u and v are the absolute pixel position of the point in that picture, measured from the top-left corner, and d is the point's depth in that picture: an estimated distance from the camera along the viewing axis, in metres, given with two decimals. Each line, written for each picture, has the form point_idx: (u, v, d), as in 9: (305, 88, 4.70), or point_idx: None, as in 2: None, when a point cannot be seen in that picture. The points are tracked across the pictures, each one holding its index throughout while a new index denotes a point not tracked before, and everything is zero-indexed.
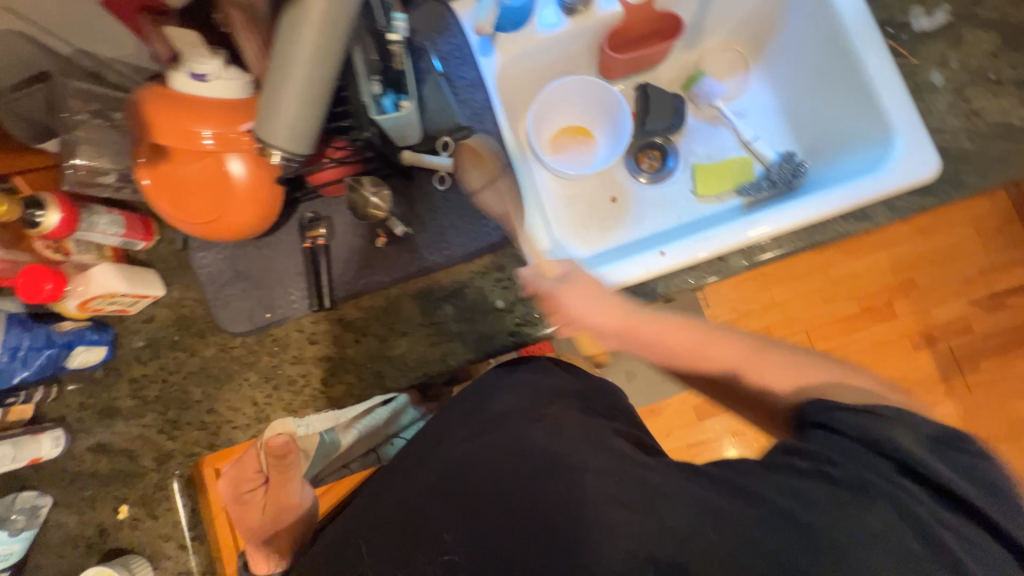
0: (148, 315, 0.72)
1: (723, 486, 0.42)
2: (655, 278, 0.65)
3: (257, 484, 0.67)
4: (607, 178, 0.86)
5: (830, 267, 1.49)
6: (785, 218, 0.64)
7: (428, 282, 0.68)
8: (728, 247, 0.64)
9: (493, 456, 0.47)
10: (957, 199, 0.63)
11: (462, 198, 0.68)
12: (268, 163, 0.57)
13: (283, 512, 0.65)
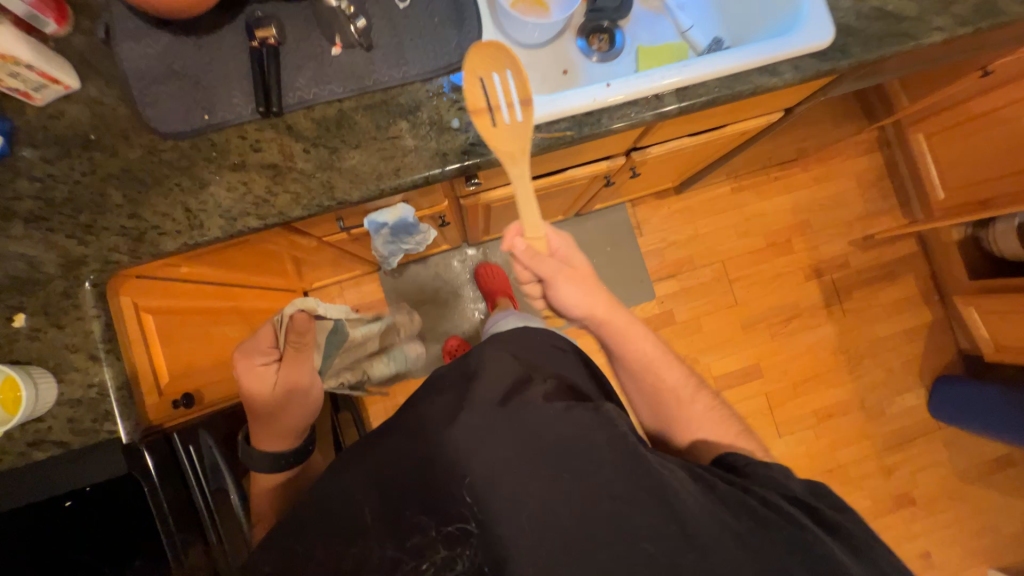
0: (57, 111, 0.65)
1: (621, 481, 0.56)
2: (600, 108, 0.71)
3: (269, 360, 0.71)
4: (559, 51, 0.91)
5: (745, 206, 1.73)
6: (713, 65, 0.73)
7: (385, 98, 0.68)
8: (664, 87, 0.72)
9: (487, 445, 0.58)
10: (844, 68, 0.76)
11: (422, 16, 0.68)
12: None
13: (296, 390, 0.72)
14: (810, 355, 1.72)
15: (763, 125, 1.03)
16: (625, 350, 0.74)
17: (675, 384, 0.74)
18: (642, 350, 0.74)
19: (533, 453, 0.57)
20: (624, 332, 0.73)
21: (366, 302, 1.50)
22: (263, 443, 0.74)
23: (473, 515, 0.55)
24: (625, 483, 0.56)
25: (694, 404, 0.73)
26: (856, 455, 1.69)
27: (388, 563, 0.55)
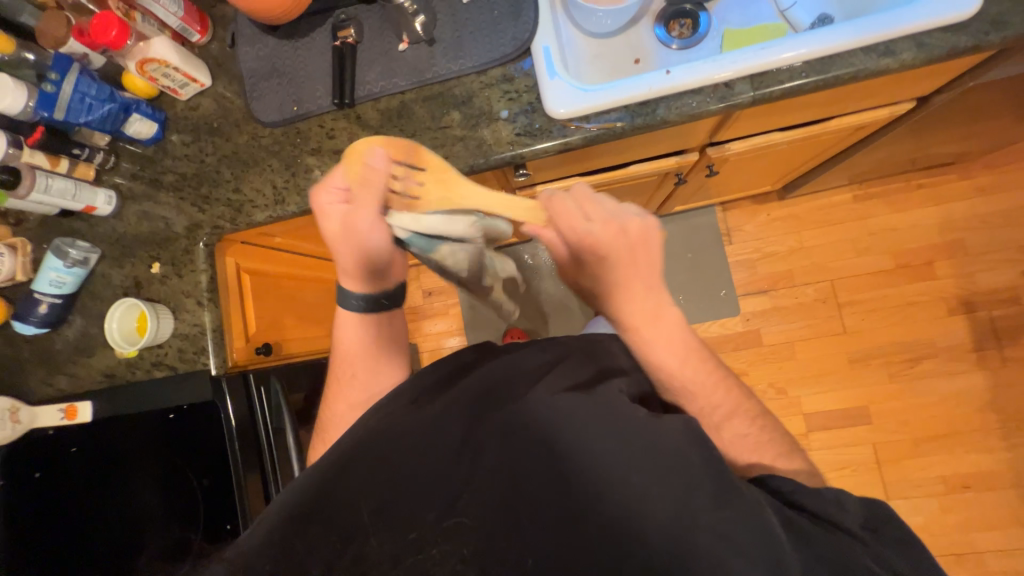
0: (194, 104, 0.81)
1: (722, 518, 0.47)
2: (659, 98, 0.66)
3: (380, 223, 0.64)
4: (634, 38, 0.85)
5: (869, 218, 1.45)
6: (803, 46, 0.63)
7: (441, 90, 0.72)
8: (735, 73, 0.65)
9: (553, 449, 0.52)
10: (991, 43, 0.61)
11: (482, 10, 0.71)
12: None
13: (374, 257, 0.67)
14: (945, 407, 1.38)
15: (885, 117, 0.86)
16: (660, 351, 0.67)
17: (704, 406, 0.66)
18: (668, 360, 0.66)
19: (554, 476, 0.51)
20: (649, 336, 0.67)
21: (436, 286, 1.60)
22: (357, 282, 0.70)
23: (530, 530, 0.50)
24: (687, 530, 0.47)
25: (721, 431, 0.65)
26: (1001, 544, 1.33)
27: (388, 560, 0.51)
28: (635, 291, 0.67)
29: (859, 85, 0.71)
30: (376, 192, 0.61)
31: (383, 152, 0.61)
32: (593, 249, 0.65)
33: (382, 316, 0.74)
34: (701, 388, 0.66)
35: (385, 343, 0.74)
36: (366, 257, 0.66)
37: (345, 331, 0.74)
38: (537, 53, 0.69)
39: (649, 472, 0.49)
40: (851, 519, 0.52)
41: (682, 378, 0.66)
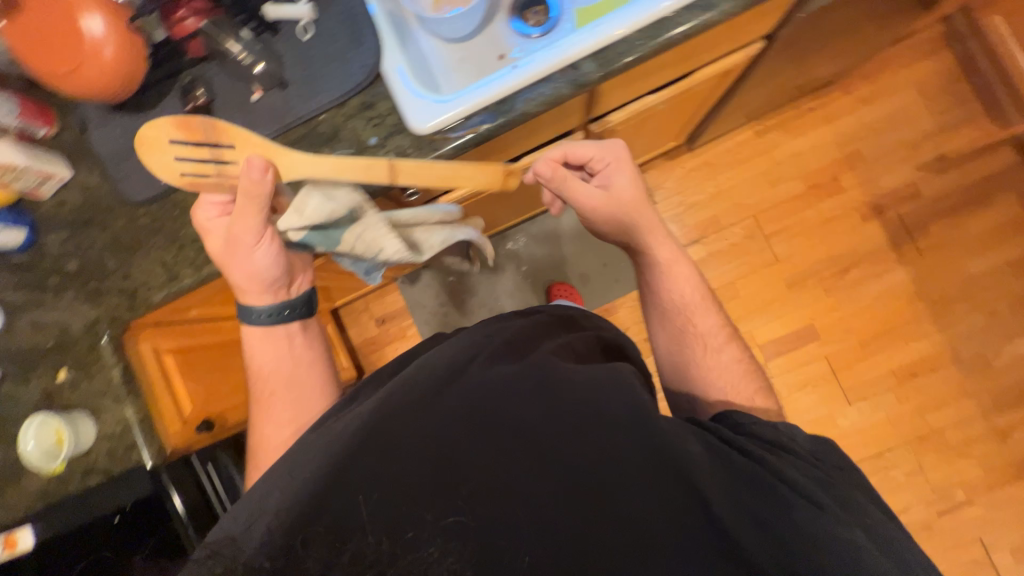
0: (60, 199, 0.77)
1: (665, 460, 0.50)
2: (514, 93, 0.68)
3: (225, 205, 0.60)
4: (492, 36, 0.86)
5: (774, 149, 1.52)
6: (632, 17, 0.66)
7: (306, 131, 0.71)
8: (578, 55, 0.67)
9: (516, 421, 0.52)
10: None
11: (326, 43, 0.71)
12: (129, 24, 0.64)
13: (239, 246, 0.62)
14: (880, 307, 1.47)
15: (744, 60, 0.91)
16: (670, 284, 0.76)
17: (708, 331, 0.74)
18: (681, 288, 0.75)
19: (531, 431, 0.51)
20: (671, 266, 0.76)
21: (386, 313, 1.58)
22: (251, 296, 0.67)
23: (513, 502, 0.49)
24: (641, 463, 0.50)
25: (723, 353, 0.73)
26: (956, 417, 1.43)
27: (382, 559, 0.47)
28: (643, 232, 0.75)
29: (699, 39, 0.75)
30: (258, 203, 0.58)
31: (172, 141, 0.53)
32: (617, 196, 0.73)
33: (291, 330, 0.72)
34: (703, 322, 0.75)
35: (300, 359, 0.71)
36: (253, 267, 0.63)
37: (257, 351, 0.70)
38: (390, 77, 0.70)
39: (597, 425, 0.51)
40: (770, 434, 0.58)
41: (689, 309, 0.75)
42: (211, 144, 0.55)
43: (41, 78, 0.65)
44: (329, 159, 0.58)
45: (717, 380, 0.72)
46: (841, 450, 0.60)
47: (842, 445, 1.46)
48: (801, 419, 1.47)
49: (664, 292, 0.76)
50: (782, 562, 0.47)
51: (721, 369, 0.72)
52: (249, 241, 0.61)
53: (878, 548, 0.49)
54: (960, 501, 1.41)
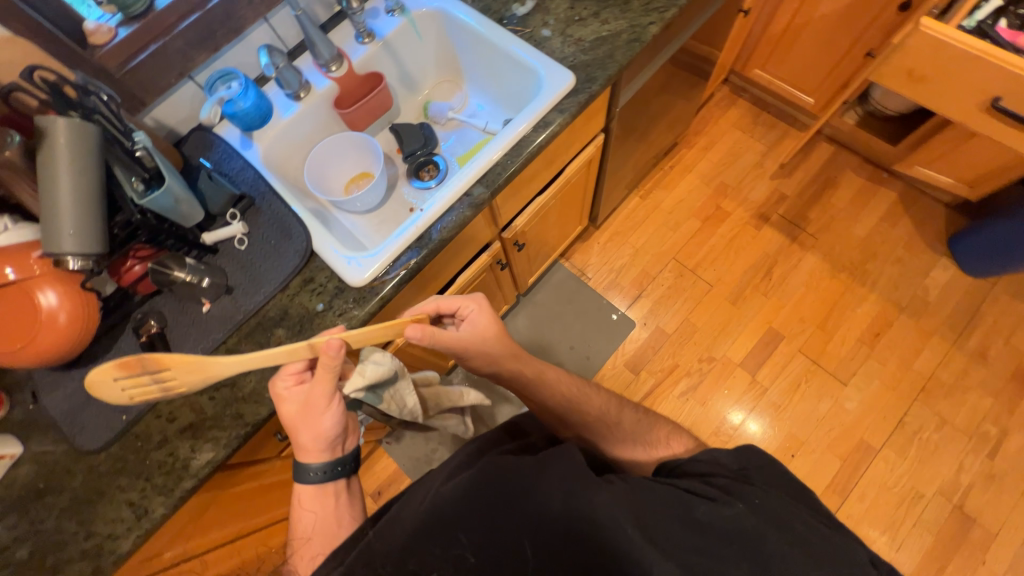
0: (9, 481, 0.73)
1: (619, 508, 0.50)
2: (426, 228, 0.81)
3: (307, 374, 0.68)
4: (398, 197, 1.05)
5: (661, 204, 1.78)
6: (495, 147, 0.84)
7: (258, 320, 0.78)
8: (466, 184, 0.83)
9: (482, 517, 0.52)
10: (599, 88, 0.87)
11: (261, 245, 0.82)
12: (85, 288, 0.71)
13: (309, 411, 0.66)
14: (814, 289, 1.62)
15: (595, 150, 1.13)
16: (550, 389, 0.79)
17: (603, 409, 0.78)
18: (560, 390, 0.79)
19: (497, 486, 0.53)
20: (539, 372, 0.80)
21: (381, 482, 1.48)
22: (312, 457, 0.67)
23: None
24: (591, 488, 0.52)
25: (623, 422, 0.78)
26: (936, 358, 1.50)
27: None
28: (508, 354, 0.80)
29: (552, 146, 0.94)
30: (334, 375, 0.64)
31: (117, 378, 0.53)
32: (478, 339, 0.78)
33: (338, 487, 0.69)
34: (594, 407, 0.78)
35: (343, 519, 0.66)
36: (320, 430, 0.66)
37: (304, 508, 0.66)
38: (321, 251, 0.80)
39: (554, 494, 0.52)
40: (704, 467, 0.62)
41: (578, 400, 0.78)
42: (158, 376, 0.55)
43: (11, 363, 0.69)
44: (253, 355, 0.58)
45: (635, 450, 0.74)
46: (757, 450, 0.63)
47: (865, 426, 1.46)
48: (815, 418, 1.48)
49: (553, 401, 0.78)
50: (711, 551, 0.49)
51: (633, 438, 0.75)
52: (322, 406, 0.66)
53: (776, 530, 0.51)
54: (997, 435, 1.41)
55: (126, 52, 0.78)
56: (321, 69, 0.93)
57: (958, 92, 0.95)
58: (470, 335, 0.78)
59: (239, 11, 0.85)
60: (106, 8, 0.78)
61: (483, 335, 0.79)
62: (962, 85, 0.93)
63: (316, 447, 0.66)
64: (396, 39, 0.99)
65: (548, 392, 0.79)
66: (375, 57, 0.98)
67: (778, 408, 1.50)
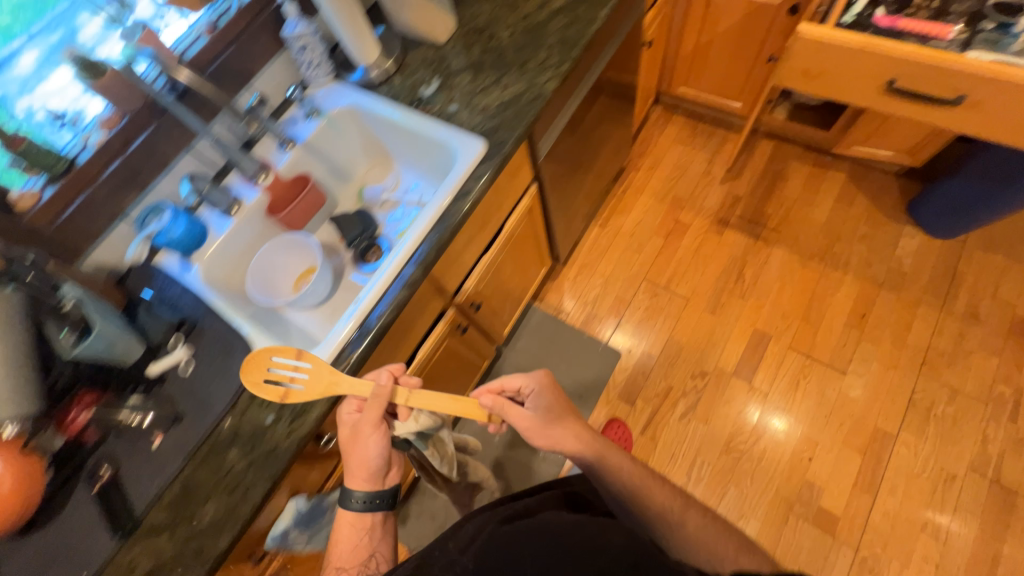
0: None
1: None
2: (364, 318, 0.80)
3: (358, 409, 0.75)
4: (349, 284, 1.06)
5: (622, 228, 1.80)
6: (421, 225, 0.86)
7: (210, 444, 0.76)
8: (397, 266, 0.84)
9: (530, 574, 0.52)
10: (510, 148, 0.90)
11: (206, 366, 0.81)
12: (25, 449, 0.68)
13: (358, 438, 0.73)
14: (790, 282, 1.60)
15: (532, 199, 1.16)
16: (613, 478, 0.78)
17: (666, 505, 0.77)
18: (622, 480, 0.78)
19: (536, 539, 0.56)
20: (604, 459, 0.79)
21: None
22: (356, 482, 0.75)
23: None
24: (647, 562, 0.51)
25: (685, 524, 0.75)
26: (929, 328, 1.46)
27: None
28: (578, 442, 0.79)
29: (482, 209, 0.97)
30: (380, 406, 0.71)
31: (273, 357, 0.70)
32: (540, 422, 0.79)
33: (374, 519, 0.76)
34: (659, 503, 0.77)
35: (372, 555, 0.74)
36: (363, 464, 0.73)
37: (342, 533, 0.75)
38: None
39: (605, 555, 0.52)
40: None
41: (641, 494, 0.77)
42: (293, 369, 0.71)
43: None
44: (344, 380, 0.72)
45: (699, 554, 0.71)
46: None
47: (876, 414, 1.39)
48: (823, 415, 1.42)
49: (617, 489, 0.77)
50: None
51: (697, 541, 0.73)
52: (368, 433, 0.72)
53: None
54: (1013, 396, 1.35)
55: (55, 208, 0.81)
56: (249, 183, 0.97)
57: (857, 81, 0.97)
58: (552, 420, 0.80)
59: (162, 147, 0.90)
60: (31, 173, 0.80)
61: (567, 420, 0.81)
62: (855, 75, 0.96)
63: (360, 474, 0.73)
64: (319, 140, 1.04)
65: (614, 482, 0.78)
66: (301, 160, 1.02)
67: (782, 411, 1.44)
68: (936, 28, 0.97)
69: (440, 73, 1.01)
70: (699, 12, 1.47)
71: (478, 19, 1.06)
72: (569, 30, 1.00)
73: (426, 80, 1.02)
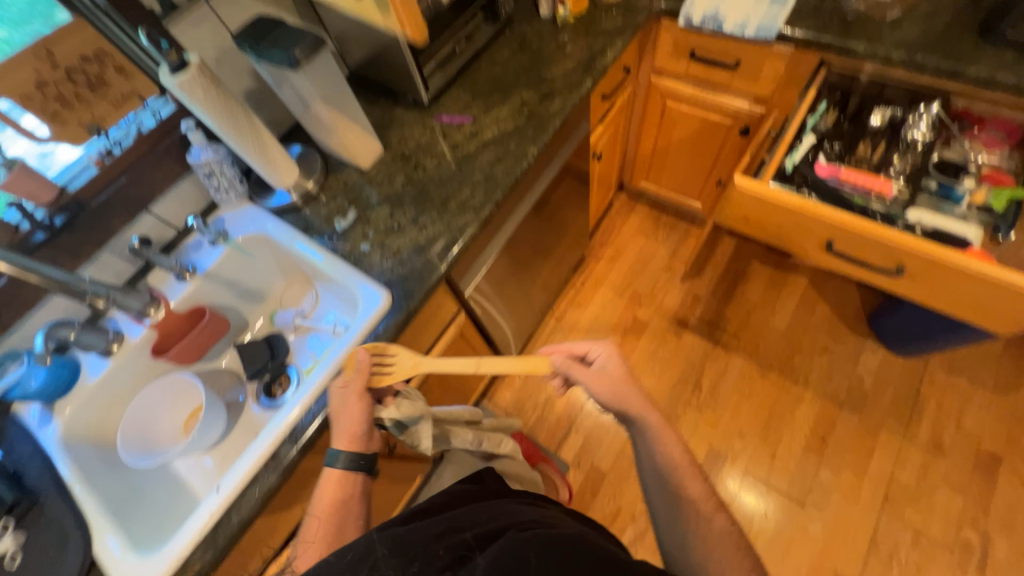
0: None
1: None
2: (224, 512, 0.69)
3: (344, 385, 0.73)
4: (247, 422, 0.94)
5: (578, 322, 1.73)
6: (308, 391, 0.76)
7: None
8: (271, 445, 0.72)
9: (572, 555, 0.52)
10: (417, 302, 0.82)
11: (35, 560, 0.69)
12: None
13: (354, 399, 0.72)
14: (748, 395, 1.52)
15: (459, 327, 1.07)
16: (659, 453, 0.73)
17: (699, 500, 0.71)
18: (664, 458, 0.73)
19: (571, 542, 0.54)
20: (656, 430, 0.74)
21: None
22: (348, 446, 0.71)
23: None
24: None
25: (711, 521, 0.69)
26: (891, 456, 1.38)
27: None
28: (637, 403, 0.75)
29: None
30: (361, 383, 0.73)
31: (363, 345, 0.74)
32: (608, 381, 0.77)
33: (359, 478, 0.73)
34: (697, 490, 0.71)
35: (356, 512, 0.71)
36: (354, 425, 0.71)
37: (325, 492, 0.71)
38: (103, 560, 0.68)
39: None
40: None
41: (680, 480, 0.71)
42: (359, 368, 0.73)
43: None
44: (416, 361, 0.75)
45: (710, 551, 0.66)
46: None
47: (835, 555, 1.29)
48: (780, 553, 1.31)
49: (656, 462, 0.73)
50: None
51: (714, 537, 0.67)
52: (357, 401, 0.72)
53: None
54: (980, 543, 1.26)
55: None
56: (134, 319, 0.87)
57: (796, 234, 0.92)
58: (616, 373, 0.77)
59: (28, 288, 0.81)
60: None
61: (633, 385, 0.76)
62: (791, 230, 0.92)
63: (349, 437, 0.71)
64: (222, 267, 0.95)
65: (661, 452, 0.73)
66: (200, 289, 0.94)
67: None
68: (877, 184, 0.93)
69: (359, 204, 0.95)
70: (654, 121, 1.44)
71: (407, 144, 1.01)
72: (497, 166, 0.94)
73: (343, 210, 0.95)
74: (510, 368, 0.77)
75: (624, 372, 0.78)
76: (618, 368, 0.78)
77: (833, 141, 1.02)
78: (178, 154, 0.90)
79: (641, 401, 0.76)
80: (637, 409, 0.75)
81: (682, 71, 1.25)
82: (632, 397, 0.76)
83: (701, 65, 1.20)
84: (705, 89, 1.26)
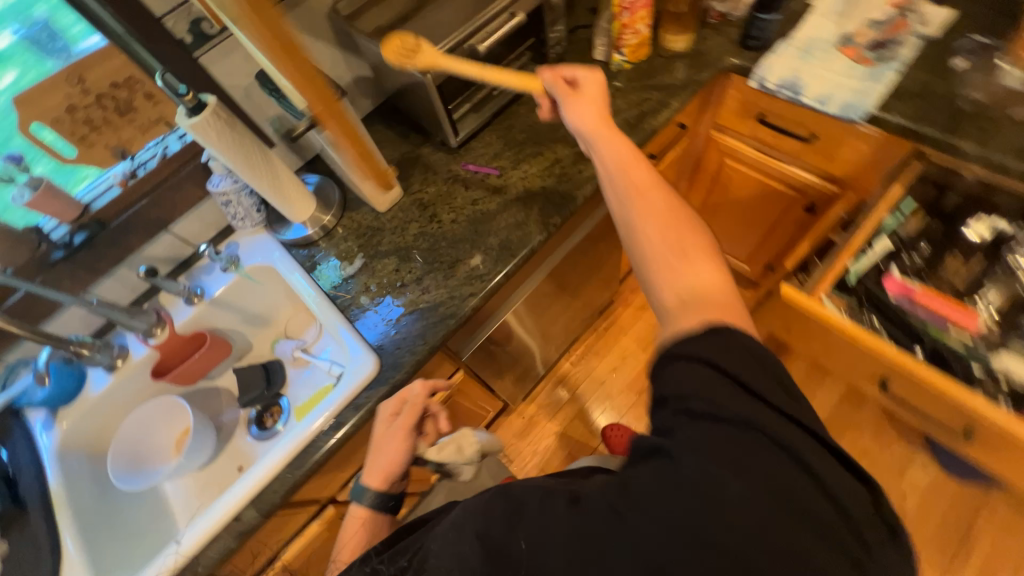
0: None
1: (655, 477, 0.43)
2: (178, 568, 0.69)
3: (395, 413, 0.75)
4: (234, 450, 0.94)
5: (594, 371, 1.64)
6: (279, 453, 0.74)
7: None
8: (234, 506, 0.71)
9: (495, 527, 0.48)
10: (404, 376, 0.78)
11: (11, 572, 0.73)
12: None
13: (401, 431, 0.73)
14: None
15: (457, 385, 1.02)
16: (607, 154, 0.64)
17: (662, 202, 0.59)
18: (614, 158, 0.63)
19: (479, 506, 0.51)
20: (608, 139, 0.65)
21: None
22: (381, 483, 0.71)
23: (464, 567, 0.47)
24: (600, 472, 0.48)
25: (665, 223, 0.57)
26: None
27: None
28: (596, 112, 0.67)
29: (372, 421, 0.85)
30: (410, 417, 0.73)
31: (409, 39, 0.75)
32: (581, 98, 0.69)
33: (385, 521, 0.71)
34: (660, 192, 0.60)
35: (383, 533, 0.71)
36: (390, 465, 0.71)
37: (353, 530, 0.70)
38: None
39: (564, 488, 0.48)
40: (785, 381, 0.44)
41: (634, 187, 0.60)
42: (410, 53, 0.75)
43: None
44: (439, 61, 0.74)
45: (672, 254, 0.55)
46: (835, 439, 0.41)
47: None
48: None
49: (604, 159, 0.64)
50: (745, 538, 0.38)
51: (668, 226, 0.57)
52: (399, 437, 0.73)
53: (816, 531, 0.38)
54: None
55: None
56: (138, 339, 0.89)
57: None
58: (570, 77, 0.71)
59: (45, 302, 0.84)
60: None
61: (595, 96, 0.68)
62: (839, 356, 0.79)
63: (384, 475, 0.71)
64: (229, 293, 0.95)
65: (609, 153, 0.64)
66: (205, 314, 0.94)
67: None
68: (957, 315, 0.77)
69: (367, 251, 0.91)
70: (708, 176, 1.30)
71: (428, 190, 0.95)
72: (515, 232, 0.87)
73: (351, 255, 0.92)
74: (520, 82, 0.73)
75: (595, 89, 0.69)
76: (585, 84, 0.70)
77: (914, 252, 0.86)
78: (200, 178, 0.89)
79: (591, 95, 0.69)
80: (589, 116, 0.67)
81: (747, 132, 1.11)
82: (586, 98, 0.69)
83: (771, 131, 1.05)
84: (771, 156, 1.11)
